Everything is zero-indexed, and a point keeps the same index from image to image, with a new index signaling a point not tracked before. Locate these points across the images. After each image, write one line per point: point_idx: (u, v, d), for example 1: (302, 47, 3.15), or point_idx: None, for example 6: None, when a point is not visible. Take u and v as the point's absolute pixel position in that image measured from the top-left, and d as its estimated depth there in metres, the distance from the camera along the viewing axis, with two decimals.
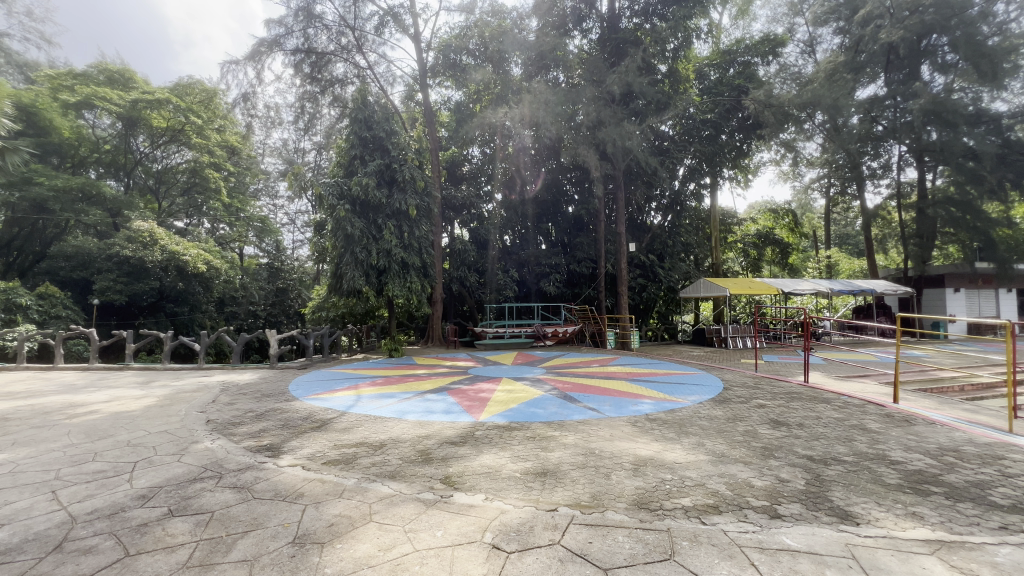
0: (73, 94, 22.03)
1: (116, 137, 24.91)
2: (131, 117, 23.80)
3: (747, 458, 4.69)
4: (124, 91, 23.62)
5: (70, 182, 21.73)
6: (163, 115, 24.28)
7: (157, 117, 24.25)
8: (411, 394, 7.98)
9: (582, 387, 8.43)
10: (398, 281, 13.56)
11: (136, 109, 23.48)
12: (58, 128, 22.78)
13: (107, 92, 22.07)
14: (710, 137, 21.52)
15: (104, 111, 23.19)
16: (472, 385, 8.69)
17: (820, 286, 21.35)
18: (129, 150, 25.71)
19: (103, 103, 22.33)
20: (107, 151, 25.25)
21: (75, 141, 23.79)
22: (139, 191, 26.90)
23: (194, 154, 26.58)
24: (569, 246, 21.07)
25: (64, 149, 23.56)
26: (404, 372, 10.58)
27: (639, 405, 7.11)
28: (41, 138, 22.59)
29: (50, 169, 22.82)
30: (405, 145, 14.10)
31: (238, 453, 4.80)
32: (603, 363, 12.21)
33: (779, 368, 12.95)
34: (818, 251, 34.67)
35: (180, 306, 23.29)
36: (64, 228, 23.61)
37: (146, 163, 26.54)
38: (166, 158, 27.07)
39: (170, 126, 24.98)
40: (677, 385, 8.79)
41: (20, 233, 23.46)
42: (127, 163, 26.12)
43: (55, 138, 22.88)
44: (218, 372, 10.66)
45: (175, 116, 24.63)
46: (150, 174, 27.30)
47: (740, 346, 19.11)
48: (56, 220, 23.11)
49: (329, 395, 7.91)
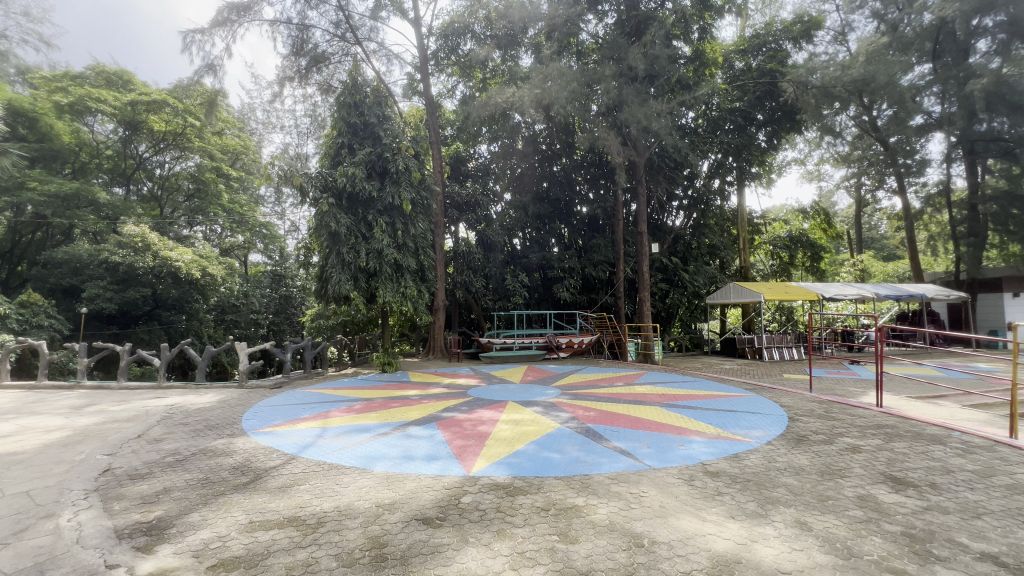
0: (66, 94, 20.78)
1: (119, 143, 23.70)
2: (132, 121, 22.68)
3: (897, 564, 2.87)
4: (121, 92, 22.34)
5: (65, 187, 20.38)
6: (162, 118, 23.11)
7: (158, 121, 23.13)
8: (389, 427, 6.23)
9: (609, 419, 6.60)
10: (391, 285, 11.92)
11: (136, 111, 22.31)
12: (59, 135, 21.38)
13: (101, 93, 20.76)
14: (737, 129, 19.71)
15: (103, 114, 21.99)
16: (468, 413, 6.96)
17: (864, 291, 19.28)
18: (129, 155, 24.50)
19: (99, 104, 20.93)
20: (108, 157, 24.05)
21: (75, 147, 22.37)
22: (140, 198, 25.65)
23: (197, 160, 25.46)
24: (585, 248, 19.40)
25: (62, 155, 22.20)
26: (392, 394, 8.83)
27: (689, 448, 5.28)
28: (41, 145, 21.33)
29: (49, 175, 21.50)
30: (399, 131, 12.48)
31: (90, 543, 3.11)
32: (627, 381, 10.41)
33: (834, 388, 11.05)
34: (847, 255, 32.46)
35: (176, 315, 21.87)
36: (60, 235, 22.30)
37: (147, 168, 25.30)
38: (166, 163, 25.85)
39: (170, 130, 23.78)
40: (728, 415, 6.94)
41: (16, 242, 22.23)
42: (130, 169, 24.91)
43: (55, 143, 21.55)
44: (175, 393, 9.05)
45: (176, 120, 23.40)
46: (152, 180, 26.12)
47: (777, 358, 17.16)
48: (54, 227, 21.86)
49: (287, 429, 6.23)
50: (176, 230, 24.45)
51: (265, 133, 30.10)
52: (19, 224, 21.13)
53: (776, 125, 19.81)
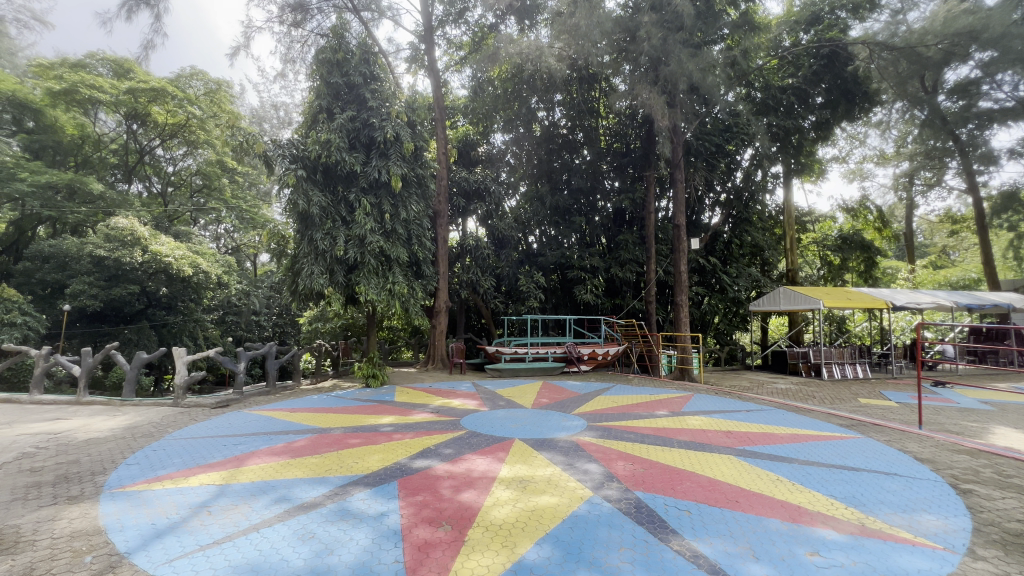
0: (60, 80, 17.53)
1: (126, 137, 20.69)
2: (135, 113, 19.64)
3: None
4: (121, 79, 19.24)
5: (57, 179, 16.98)
6: (166, 110, 19.95)
7: (163, 112, 19.96)
8: (321, 491, 3.98)
9: (668, 484, 4.24)
10: (375, 280, 9.67)
11: (136, 100, 19.00)
12: (61, 128, 18.70)
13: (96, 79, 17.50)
14: (788, 111, 16.94)
15: (106, 106, 19.02)
16: (451, 464, 4.69)
17: (939, 299, 16.43)
18: (135, 148, 21.34)
19: (94, 92, 17.54)
20: (112, 151, 21.03)
21: (77, 142, 19.62)
22: (147, 196, 22.42)
23: (204, 154, 22.60)
24: (609, 246, 17.01)
25: (64, 148, 19.34)
26: (359, 422, 6.65)
27: (835, 565, 2.90)
28: (40, 138, 18.28)
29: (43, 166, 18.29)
30: (390, 94, 10.35)
31: None
32: (671, 408, 7.99)
33: (940, 420, 8.51)
34: (892, 261, 29.36)
35: (173, 314, 18.84)
36: (69, 230, 19.32)
37: (153, 162, 22.31)
38: (173, 159, 22.89)
39: (176, 122, 20.61)
40: (849, 476, 4.49)
41: (16, 239, 18.98)
42: (139, 164, 21.85)
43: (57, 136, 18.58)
44: (83, 415, 6.95)
45: (181, 112, 20.22)
46: (161, 176, 23.06)
47: (839, 376, 14.45)
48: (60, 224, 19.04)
49: (165, 487, 4.03)
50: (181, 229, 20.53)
51: (261, 126, 27.72)
52: (22, 218, 18.08)
53: (839, 111, 16.95)
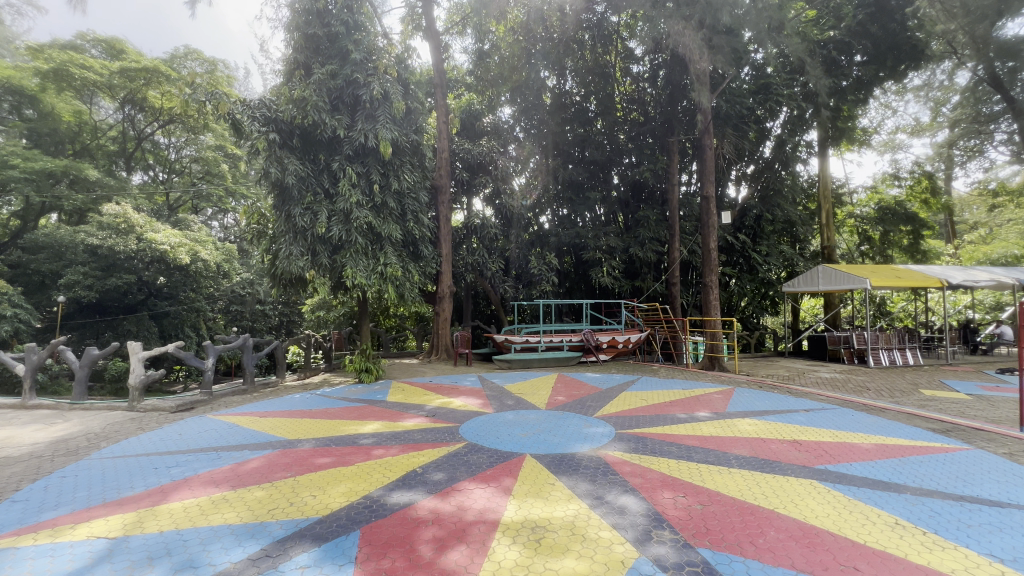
0: (50, 60, 16.13)
1: (125, 124, 19.07)
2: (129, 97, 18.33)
3: None
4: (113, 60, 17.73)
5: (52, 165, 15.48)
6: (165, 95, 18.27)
7: (159, 96, 18.52)
8: (246, 552, 2.77)
9: (745, 534, 2.96)
10: (362, 261, 8.46)
11: (129, 83, 17.55)
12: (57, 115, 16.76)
13: (85, 58, 16.14)
14: (835, 69, 14.99)
15: (101, 91, 17.54)
16: (439, 501, 3.46)
17: (1000, 276, 14.70)
18: (134, 135, 19.67)
19: (85, 73, 16.19)
20: (112, 138, 19.47)
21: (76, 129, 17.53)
22: (149, 184, 20.76)
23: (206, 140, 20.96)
24: (629, 224, 15.55)
25: (62, 137, 17.46)
26: (334, 430, 5.50)
27: None
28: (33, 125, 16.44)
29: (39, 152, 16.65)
30: (375, 46, 9.00)
31: None
32: (711, 407, 6.70)
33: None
34: (930, 239, 27.25)
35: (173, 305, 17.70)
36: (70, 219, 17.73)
37: (154, 148, 20.79)
38: (175, 145, 21.28)
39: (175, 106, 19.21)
40: (999, 518, 3.18)
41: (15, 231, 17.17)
42: (139, 151, 20.34)
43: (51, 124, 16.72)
44: (13, 424, 5.83)
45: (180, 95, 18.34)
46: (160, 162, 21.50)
47: (887, 363, 12.93)
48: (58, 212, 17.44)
49: (29, 548, 2.85)
50: (180, 218, 19.00)
51: None
52: (23, 209, 16.47)
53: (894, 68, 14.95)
